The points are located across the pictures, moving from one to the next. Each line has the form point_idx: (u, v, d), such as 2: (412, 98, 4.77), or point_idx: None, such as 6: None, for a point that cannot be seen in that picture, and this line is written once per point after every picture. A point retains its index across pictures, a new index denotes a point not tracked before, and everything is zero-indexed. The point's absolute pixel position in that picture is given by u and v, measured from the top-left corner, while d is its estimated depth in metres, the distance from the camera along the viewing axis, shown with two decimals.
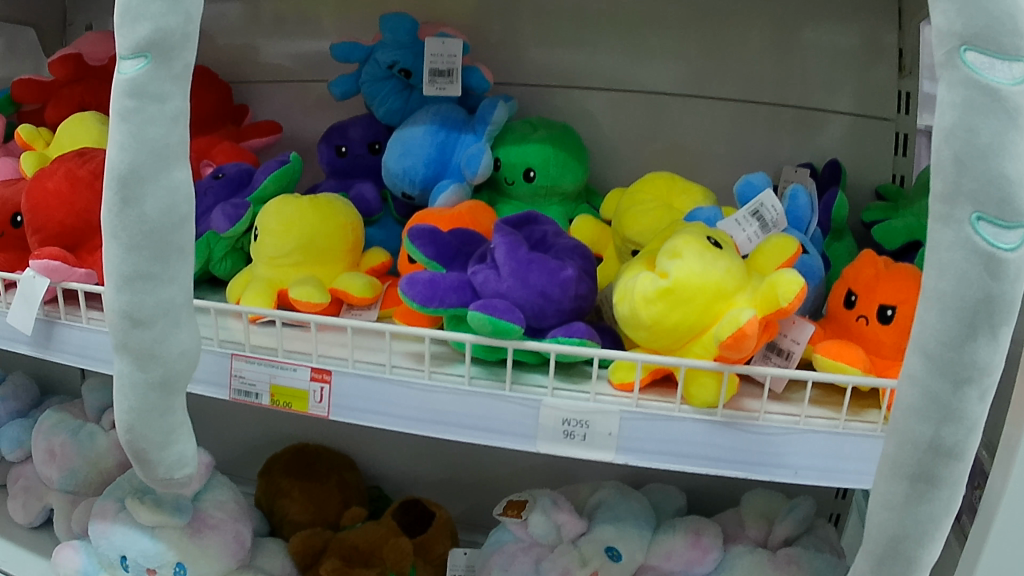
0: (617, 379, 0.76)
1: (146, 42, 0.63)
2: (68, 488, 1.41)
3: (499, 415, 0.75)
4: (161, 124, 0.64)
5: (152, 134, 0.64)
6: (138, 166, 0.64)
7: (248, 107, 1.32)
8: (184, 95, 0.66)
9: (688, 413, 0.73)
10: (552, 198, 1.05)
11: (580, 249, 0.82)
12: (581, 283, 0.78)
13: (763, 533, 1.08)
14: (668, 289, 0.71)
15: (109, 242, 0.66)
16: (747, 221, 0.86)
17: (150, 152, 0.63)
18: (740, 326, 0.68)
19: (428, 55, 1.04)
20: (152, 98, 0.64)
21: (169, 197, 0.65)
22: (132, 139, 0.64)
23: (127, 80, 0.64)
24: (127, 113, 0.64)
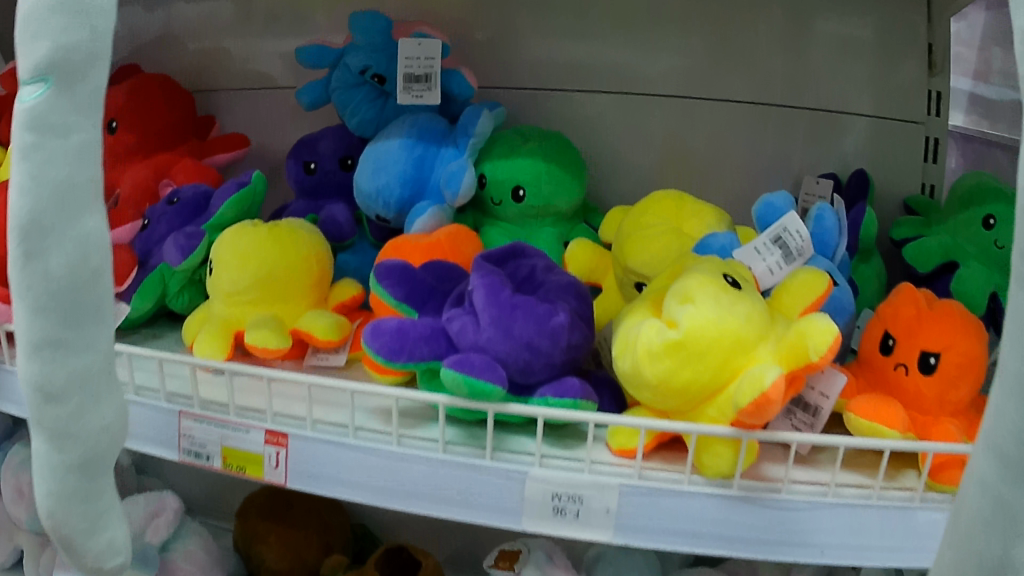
0: (616, 444, 0.65)
1: (46, 64, 0.52)
2: (37, 529, 1.33)
3: (477, 488, 0.65)
4: (65, 162, 0.54)
5: (54, 175, 0.53)
6: (40, 215, 0.54)
7: (215, 118, 1.21)
8: (96, 126, 0.56)
9: (699, 486, 0.62)
10: (545, 219, 0.93)
11: (574, 286, 0.70)
12: (574, 330, 0.66)
13: None
14: (678, 343, 0.59)
15: (14, 301, 0.56)
16: (768, 248, 0.75)
17: (53, 198, 0.53)
18: (763, 391, 0.57)
19: (402, 58, 0.90)
20: (55, 132, 0.53)
21: (79, 250, 0.55)
22: (31, 181, 0.53)
23: (26, 109, 0.53)
24: (27, 148, 0.53)
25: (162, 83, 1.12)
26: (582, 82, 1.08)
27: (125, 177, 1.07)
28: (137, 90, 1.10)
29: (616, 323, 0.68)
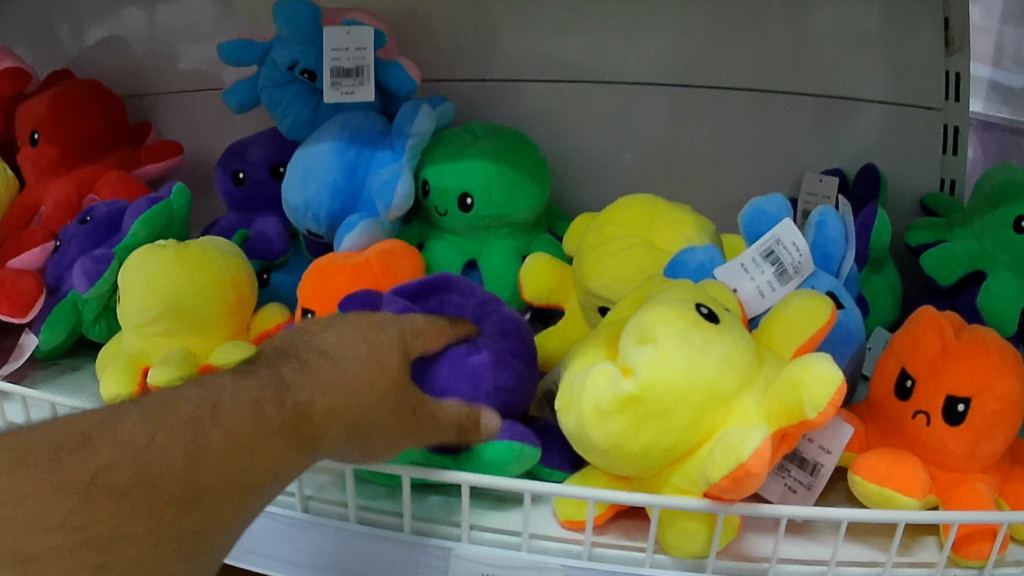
0: (562, 514, 0.52)
1: None
2: None
3: (396, 567, 0.53)
4: None
5: None
6: None
7: (151, 124, 1.10)
8: None
9: (663, 568, 0.50)
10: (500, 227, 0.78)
11: (508, 321, 0.60)
12: (500, 372, 0.55)
13: None
14: (634, 397, 0.46)
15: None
16: (757, 265, 0.62)
17: None
18: (743, 463, 0.45)
19: (328, 49, 0.78)
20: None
21: None
22: None
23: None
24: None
25: (85, 89, 1.00)
26: (549, 70, 0.94)
27: (49, 194, 0.97)
28: (56, 97, 0.98)
29: (563, 363, 0.54)
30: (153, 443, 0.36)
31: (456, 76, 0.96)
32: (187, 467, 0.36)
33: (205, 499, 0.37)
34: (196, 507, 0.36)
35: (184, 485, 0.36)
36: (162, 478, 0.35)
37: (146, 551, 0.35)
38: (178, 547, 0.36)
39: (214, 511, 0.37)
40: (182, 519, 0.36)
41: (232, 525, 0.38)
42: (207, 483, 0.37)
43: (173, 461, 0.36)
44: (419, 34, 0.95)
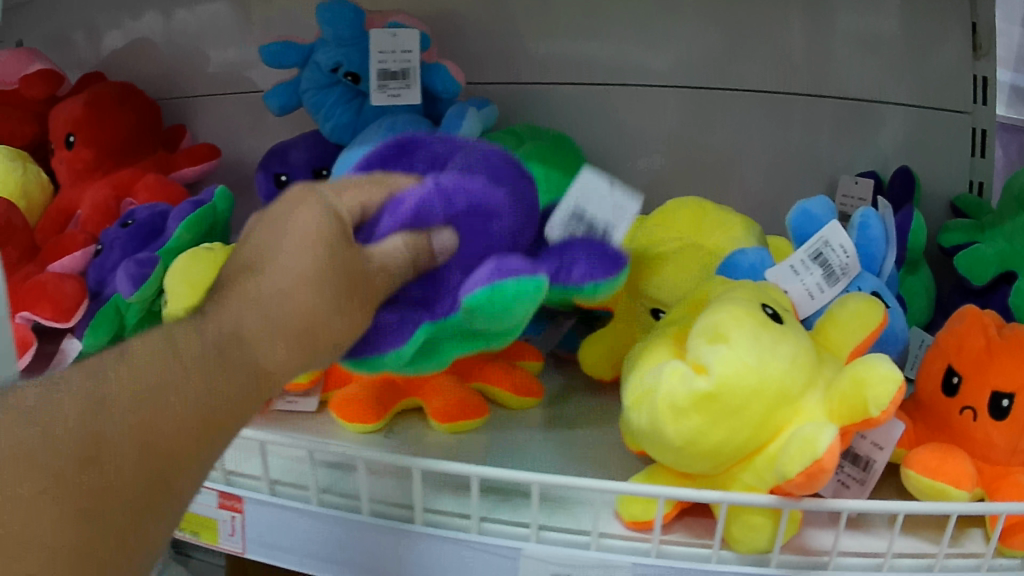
0: (627, 514, 0.52)
1: None
2: None
3: (465, 566, 0.53)
4: None
5: None
6: None
7: (184, 127, 1.10)
8: None
9: (729, 563, 0.51)
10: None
11: (480, 154, 0.54)
12: (448, 197, 0.50)
13: None
14: (710, 394, 0.48)
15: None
16: (806, 267, 0.63)
17: None
18: (817, 458, 0.47)
19: (375, 53, 0.79)
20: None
21: None
22: None
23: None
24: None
25: (123, 94, 1.01)
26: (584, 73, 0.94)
27: (85, 198, 0.98)
28: (89, 101, 0.98)
29: (627, 361, 0.56)
30: (45, 402, 0.33)
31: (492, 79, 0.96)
32: (83, 419, 0.33)
33: (116, 449, 0.34)
34: (108, 458, 0.34)
35: (87, 434, 0.33)
36: (60, 437, 0.33)
37: (61, 506, 0.32)
38: (98, 498, 0.33)
39: (130, 459, 0.34)
40: (88, 474, 0.33)
41: (167, 468, 0.36)
42: (114, 432, 0.34)
43: (68, 417, 0.33)
44: (458, 39, 0.95)
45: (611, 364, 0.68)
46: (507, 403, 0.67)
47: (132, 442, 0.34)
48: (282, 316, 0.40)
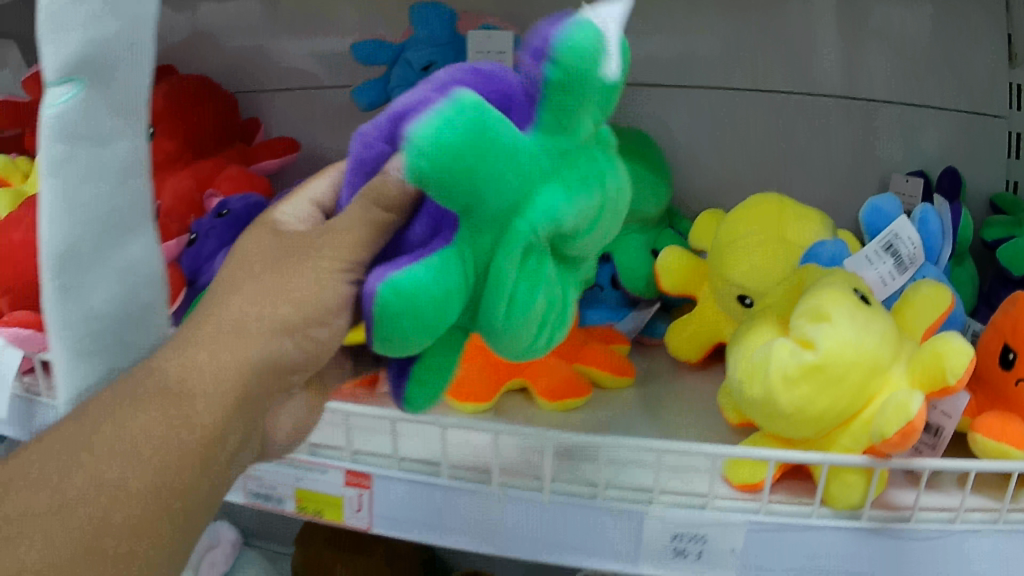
0: (737, 478, 0.57)
1: (73, 60, 0.38)
2: None
3: (594, 533, 0.55)
4: (100, 180, 0.41)
5: (85, 194, 0.41)
6: (75, 242, 0.41)
7: (259, 120, 1.14)
8: (139, 134, 0.43)
9: (828, 519, 0.57)
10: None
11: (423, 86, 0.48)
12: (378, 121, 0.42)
13: None
14: (818, 366, 0.55)
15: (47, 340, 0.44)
16: (879, 256, 0.68)
17: (94, 225, 0.41)
18: (911, 419, 0.53)
19: (473, 52, 0.84)
20: (85, 140, 0.40)
21: (123, 283, 0.43)
22: (60, 201, 0.40)
23: (52, 113, 0.40)
24: (51, 162, 0.40)
25: (200, 87, 1.05)
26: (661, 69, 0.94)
27: (165, 186, 0.98)
28: (172, 94, 1.01)
29: (731, 340, 0.62)
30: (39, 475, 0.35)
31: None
32: (88, 476, 0.35)
33: (131, 491, 0.36)
34: (133, 495, 0.36)
35: (102, 486, 0.35)
36: (80, 500, 0.35)
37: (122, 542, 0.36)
38: (154, 523, 0.37)
39: (163, 490, 0.37)
40: (124, 512, 0.36)
41: (201, 478, 0.39)
42: (128, 475, 0.36)
43: (73, 484, 0.35)
44: None
45: (699, 347, 0.71)
46: (605, 383, 0.68)
47: (50, 503, 0.34)
48: (200, 358, 0.39)
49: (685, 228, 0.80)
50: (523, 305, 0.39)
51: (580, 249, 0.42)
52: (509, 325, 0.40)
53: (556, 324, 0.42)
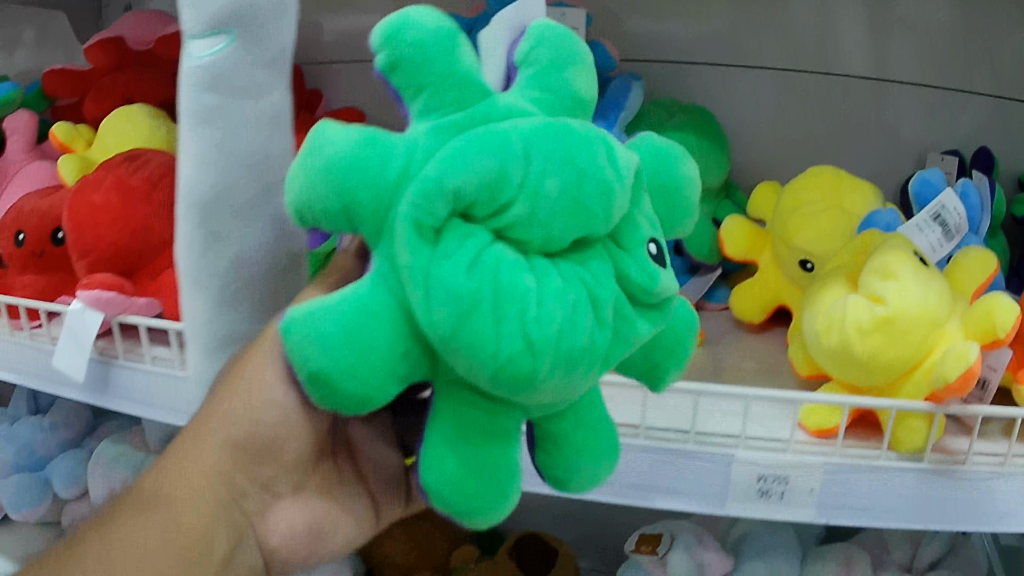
0: (812, 425, 0.62)
1: (228, 11, 0.41)
2: None
3: (686, 475, 0.59)
4: (255, 128, 0.43)
5: (241, 141, 0.43)
6: (228, 188, 0.43)
7: (321, 93, 1.12)
8: (286, 86, 0.45)
9: (894, 461, 0.61)
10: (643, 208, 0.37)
11: None
12: None
13: (908, 555, 0.82)
14: (888, 319, 0.59)
15: (190, 294, 0.46)
16: (928, 226, 0.70)
17: (246, 170, 0.43)
18: (971, 365, 0.58)
19: None
20: (244, 94, 0.42)
21: (276, 231, 0.45)
22: (213, 149, 0.42)
23: (202, 66, 0.42)
24: (207, 115, 0.42)
25: None
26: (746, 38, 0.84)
27: None
28: None
29: (803, 300, 0.67)
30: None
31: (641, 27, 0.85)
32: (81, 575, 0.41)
33: None
34: None
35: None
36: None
37: None
38: None
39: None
40: None
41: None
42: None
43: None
44: None
45: (762, 307, 0.74)
46: None
47: None
48: (180, 465, 0.43)
49: (741, 199, 0.83)
50: (443, 302, 0.30)
51: (525, 222, 0.31)
52: (443, 332, 0.30)
53: (521, 321, 0.30)
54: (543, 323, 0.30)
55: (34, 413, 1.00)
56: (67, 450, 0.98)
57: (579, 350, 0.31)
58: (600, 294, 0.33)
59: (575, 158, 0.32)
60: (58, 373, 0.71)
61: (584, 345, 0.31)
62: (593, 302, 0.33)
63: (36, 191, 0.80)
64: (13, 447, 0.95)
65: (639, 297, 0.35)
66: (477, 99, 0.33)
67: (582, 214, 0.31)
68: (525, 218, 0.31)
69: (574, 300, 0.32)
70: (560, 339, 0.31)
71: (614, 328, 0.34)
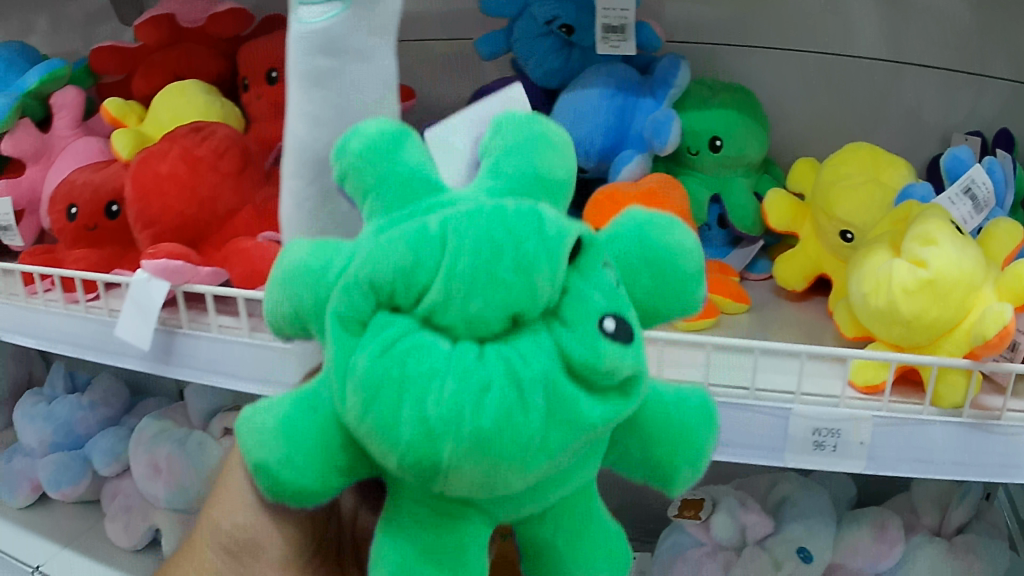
0: (859, 381, 0.67)
1: None
2: (24, 503, 1.00)
3: (746, 426, 0.64)
4: (368, 90, 0.47)
5: (355, 102, 0.47)
6: (341, 145, 0.47)
7: None
8: (391, 51, 0.49)
9: (936, 416, 0.65)
10: (601, 278, 0.37)
11: None
12: None
13: (936, 520, 0.85)
14: (929, 281, 0.63)
15: (294, 248, 0.48)
16: (959, 199, 0.75)
17: (361, 128, 0.47)
18: (1008, 323, 0.60)
19: (599, 8, 0.75)
20: (354, 57, 0.46)
21: None
22: (327, 109, 0.46)
23: (318, 30, 0.45)
24: (319, 76, 0.46)
25: None
26: (785, 21, 0.86)
27: None
28: None
29: (849, 268, 0.72)
30: None
31: (683, 11, 0.88)
32: None
33: None
34: None
35: None
36: None
37: None
38: None
39: None
40: None
41: None
42: None
43: None
44: None
45: (804, 275, 0.78)
46: (726, 307, 0.75)
47: None
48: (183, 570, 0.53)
49: (779, 174, 0.87)
50: (354, 387, 0.34)
51: (439, 304, 0.34)
52: (358, 421, 0.34)
53: (421, 406, 0.32)
54: (439, 405, 0.32)
55: (71, 391, 1.00)
56: (106, 428, 0.98)
57: (487, 432, 0.32)
58: (522, 374, 0.33)
59: (491, 234, 0.34)
60: (119, 344, 0.72)
61: (494, 428, 0.32)
62: (518, 382, 0.33)
63: (88, 165, 0.80)
64: (52, 426, 0.95)
65: (586, 375, 0.35)
66: (418, 197, 0.38)
67: (493, 297, 0.34)
68: (438, 300, 0.34)
69: (486, 380, 0.33)
70: (462, 420, 0.32)
71: (549, 407, 0.34)
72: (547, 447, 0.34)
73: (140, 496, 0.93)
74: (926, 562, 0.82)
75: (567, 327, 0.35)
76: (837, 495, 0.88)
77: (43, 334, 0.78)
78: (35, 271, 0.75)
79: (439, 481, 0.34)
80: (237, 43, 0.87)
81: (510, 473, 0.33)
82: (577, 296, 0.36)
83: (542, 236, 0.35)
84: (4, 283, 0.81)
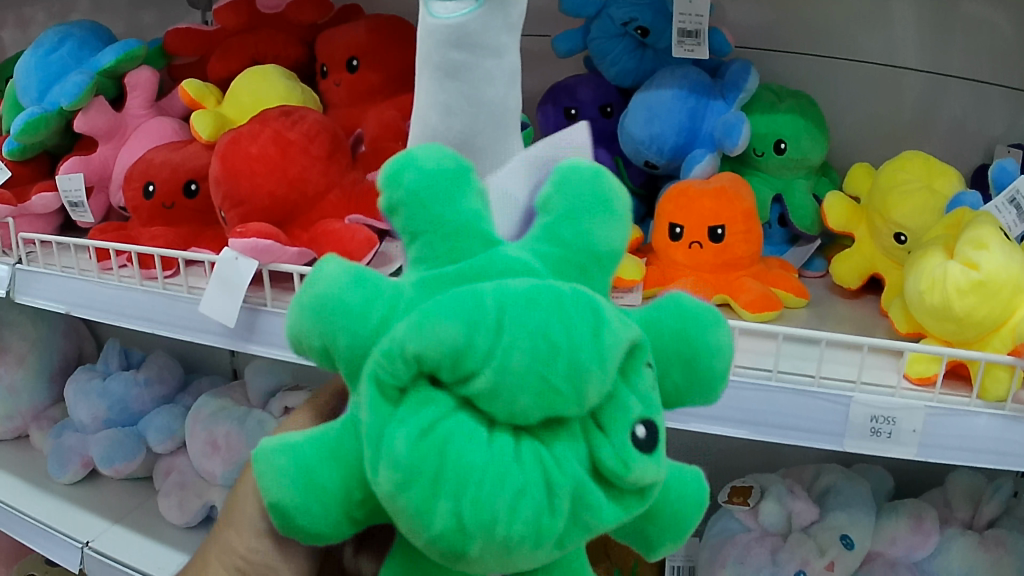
0: (912, 373, 0.70)
1: None
2: (69, 479, 1.01)
3: (809, 413, 0.67)
4: (498, 83, 0.54)
5: (489, 95, 0.53)
6: (473, 133, 0.53)
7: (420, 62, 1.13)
8: (516, 47, 0.55)
9: (981, 408, 0.66)
10: (642, 381, 0.41)
11: None
12: None
13: (968, 514, 0.89)
14: (982, 282, 0.66)
15: None
16: (1003, 208, 0.76)
17: (491, 117, 0.53)
18: None
19: (675, 13, 0.78)
20: (487, 52, 0.52)
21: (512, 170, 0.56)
22: (462, 100, 0.53)
23: (454, 25, 0.51)
24: (454, 68, 0.52)
25: None
26: (844, 31, 0.90)
27: None
28: None
29: (903, 268, 0.74)
30: None
31: (746, 18, 0.92)
32: None
33: None
34: None
35: None
36: None
37: None
38: None
39: None
40: None
41: None
42: None
43: None
44: None
45: (858, 273, 0.82)
46: (786, 302, 0.78)
47: None
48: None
49: (836, 178, 0.92)
50: (392, 467, 0.37)
51: (489, 395, 0.36)
52: (391, 495, 0.37)
53: (460, 501, 0.36)
54: (477, 506, 0.36)
55: (125, 368, 1.02)
56: (160, 405, 1.00)
57: (516, 536, 0.36)
58: (556, 478, 0.37)
59: (551, 336, 0.36)
60: (201, 319, 0.73)
61: (524, 531, 0.36)
62: (550, 484, 0.37)
63: (166, 145, 0.82)
64: (106, 402, 0.97)
65: (611, 479, 0.39)
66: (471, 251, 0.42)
67: (542, 408, 0.36)
68: (489, 389, 0.36)
69: (523, 481, 0.37)
70: (494, 522, 0.36)
71: (573, 511, 0.38)
72: (565, 544, 0.39)
73: (195, 473, 0.95)
74: (958, 553, 0.85)
75: (604, 434, 0.39)
76: (877, 487, 0.92)
77: (114, 308, 0.79)
78: (112, 246, 0.76)
79: (460, 562, 0.38)
80: (314, 30, 0.89)
81: (527, 564, 0.38)
82: (619, 400, 0.40)
83: (599, 340, 0.37)
84: (76, 259, 0.82)
